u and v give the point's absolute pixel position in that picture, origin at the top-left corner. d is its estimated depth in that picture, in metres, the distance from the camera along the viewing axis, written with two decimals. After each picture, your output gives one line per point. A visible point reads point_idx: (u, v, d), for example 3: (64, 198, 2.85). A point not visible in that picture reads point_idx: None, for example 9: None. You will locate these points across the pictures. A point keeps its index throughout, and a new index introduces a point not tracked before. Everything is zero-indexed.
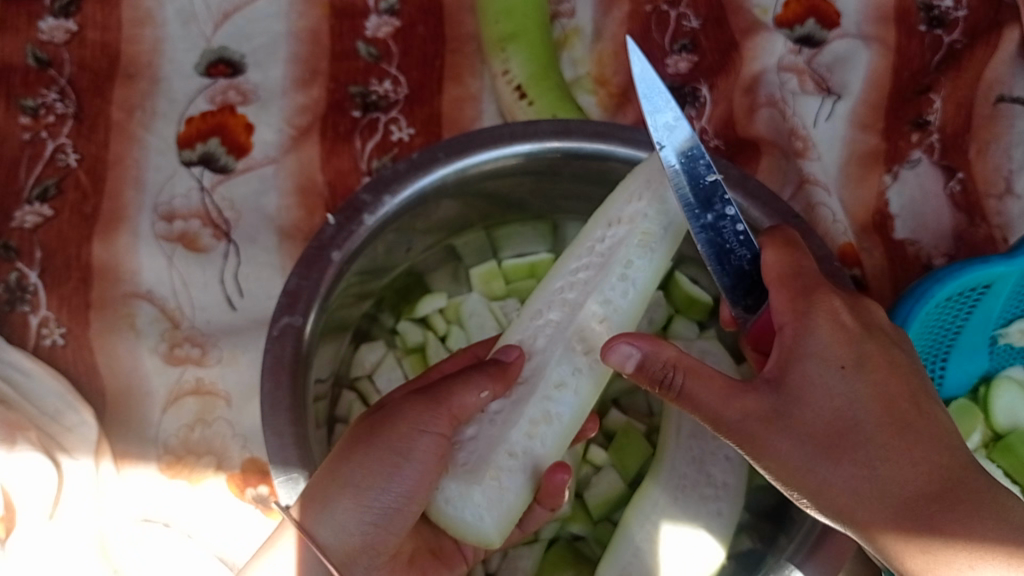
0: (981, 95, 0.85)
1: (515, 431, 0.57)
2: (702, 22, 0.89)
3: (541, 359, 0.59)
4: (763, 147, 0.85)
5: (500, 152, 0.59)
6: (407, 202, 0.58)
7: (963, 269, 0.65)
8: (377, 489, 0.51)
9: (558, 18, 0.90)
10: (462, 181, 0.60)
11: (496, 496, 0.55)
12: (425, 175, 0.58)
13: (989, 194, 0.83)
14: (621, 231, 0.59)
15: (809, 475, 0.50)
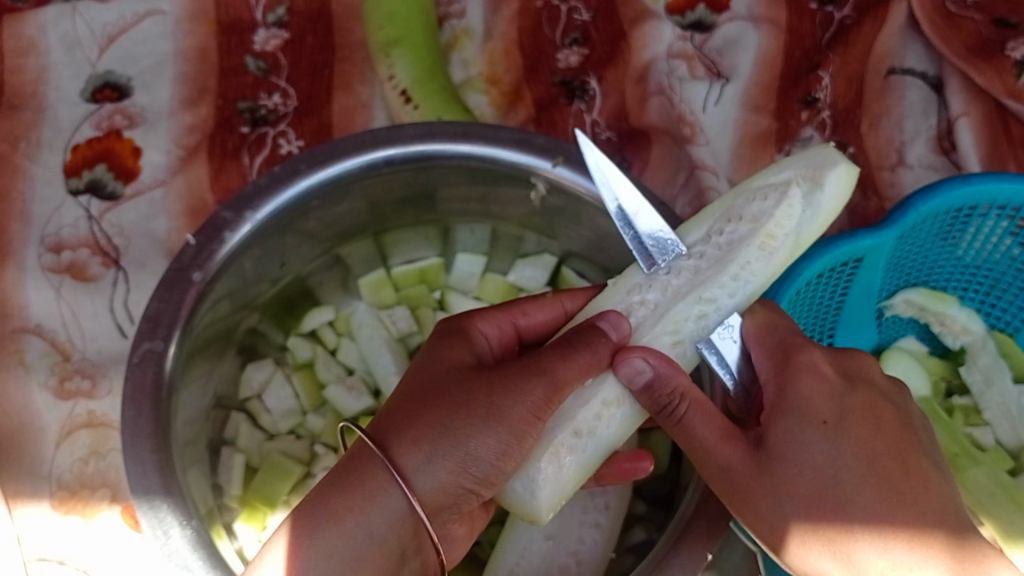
0: (871, 69, 0.86)
1: (584, 409, 0.54)
2: (593, 14, 0.89)
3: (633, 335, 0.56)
4: (654, 136, 0.84)
5: (364, 161, 0.58)
6: (272, 219, 0.57)
7: (829, 244, 0.65)
8: (471, 458, 0.50)
9: (448, 20, 0.90)
10: (330, 191, 0.59)
11: (554, 473, 0.53)
12: (288, 189, 0.57)
13: (880, 167, 0.84)
14: (743, 228, 0.57)
15: (768, 512, 0.49)
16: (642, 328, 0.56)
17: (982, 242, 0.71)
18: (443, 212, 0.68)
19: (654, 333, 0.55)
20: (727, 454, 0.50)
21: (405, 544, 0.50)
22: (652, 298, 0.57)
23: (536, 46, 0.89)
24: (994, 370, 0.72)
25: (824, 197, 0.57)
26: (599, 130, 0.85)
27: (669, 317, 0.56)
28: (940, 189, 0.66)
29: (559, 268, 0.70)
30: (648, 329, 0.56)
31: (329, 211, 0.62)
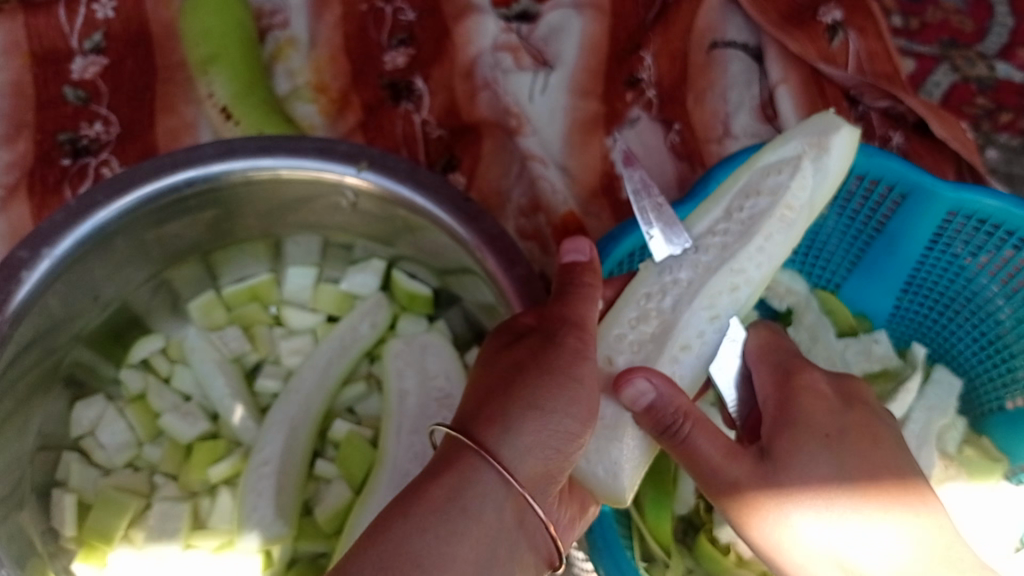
0: (693, 45, 0.87)
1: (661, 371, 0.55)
2: (418, 13, 0.89)
3: (669, 316, 0.57)
4: (484, 131, 0.85)
5: (163, 184, 0.56)
6: (72, 253, 0.55)
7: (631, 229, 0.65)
8: (556, 413, 0.48)
9: (271, 31, 0.88)
10: (134, 219, 0.57)
11: (630, 454, 0.54)
12: (86, 221, 0.55)
13: (708, 140, 0.86)
14: (763, 201, 0.59)
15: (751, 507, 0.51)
16: (662, 317, 0.57)
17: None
18: (267, 228, 0.67)
19: (692, 312, 0.56)
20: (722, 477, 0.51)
21: (512, 531, 0.45)
22: (668, 286, 0.58)
23: (362, 49, 0.88)
24: (819, 326, 0.71)
25: (829, 160, 0.60)
26: (429, 129, 0.85)
27: (703, 296, 0.57)
28: (734, 160, 0.67)
29: (388, 271, 0.69)
30: (671, 313, 0.57)
31: (139, 239, 0.60)
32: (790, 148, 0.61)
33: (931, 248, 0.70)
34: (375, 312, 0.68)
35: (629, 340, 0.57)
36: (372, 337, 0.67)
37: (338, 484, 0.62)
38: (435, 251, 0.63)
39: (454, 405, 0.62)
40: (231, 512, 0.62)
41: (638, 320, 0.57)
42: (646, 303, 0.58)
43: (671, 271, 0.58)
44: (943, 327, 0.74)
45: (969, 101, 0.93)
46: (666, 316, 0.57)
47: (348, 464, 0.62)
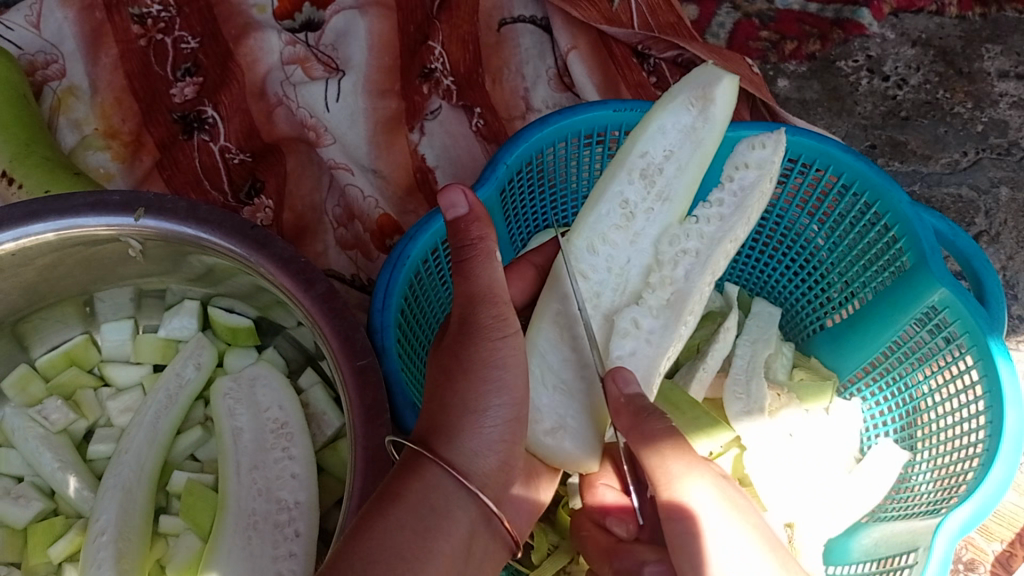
0: (483, 26, 0.88)
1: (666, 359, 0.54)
2: (199, 40, 0.86)
3: (682, 286, 0.55)
4: (286, 147, 0.84)
5: None
6: None
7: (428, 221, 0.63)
8: (489, 411, 0.47)
9: (47, 84, 0.84)
10: None
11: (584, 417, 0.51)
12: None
13: (513, 118, 0.87)
14: (672, 168, 0.56)
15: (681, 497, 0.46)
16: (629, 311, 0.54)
17: (589, 173, 0.74)
18: (69, 290, 0.65)
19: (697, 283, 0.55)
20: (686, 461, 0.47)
21: (479, 532, 0.46)
22: (599, 279, 0.56)
23: (146, 85, 0.85)
24: None
25: (716, 108, 0.55)
26: (230, 155, 0.83)
27: (712, 266, 0.55)
28: (521, 137, 0.65)
29: (204, 308, 0.68)
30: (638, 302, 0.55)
31: None
32: (673, 110, 0.56)
33: None
34: (200, 351, 0.66)
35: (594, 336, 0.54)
36: (200, 378, 0.66)
37: (187, 536, 0.61)
38: (238, 281, 0.62)
39: (291, 432, 0.61)
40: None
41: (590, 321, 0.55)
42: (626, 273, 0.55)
43: (596, 267, 0.56)
44: (755, 262, 0.77)
45: (754, 35, 0.96)
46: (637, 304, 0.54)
47: (194, 514, 0.60)
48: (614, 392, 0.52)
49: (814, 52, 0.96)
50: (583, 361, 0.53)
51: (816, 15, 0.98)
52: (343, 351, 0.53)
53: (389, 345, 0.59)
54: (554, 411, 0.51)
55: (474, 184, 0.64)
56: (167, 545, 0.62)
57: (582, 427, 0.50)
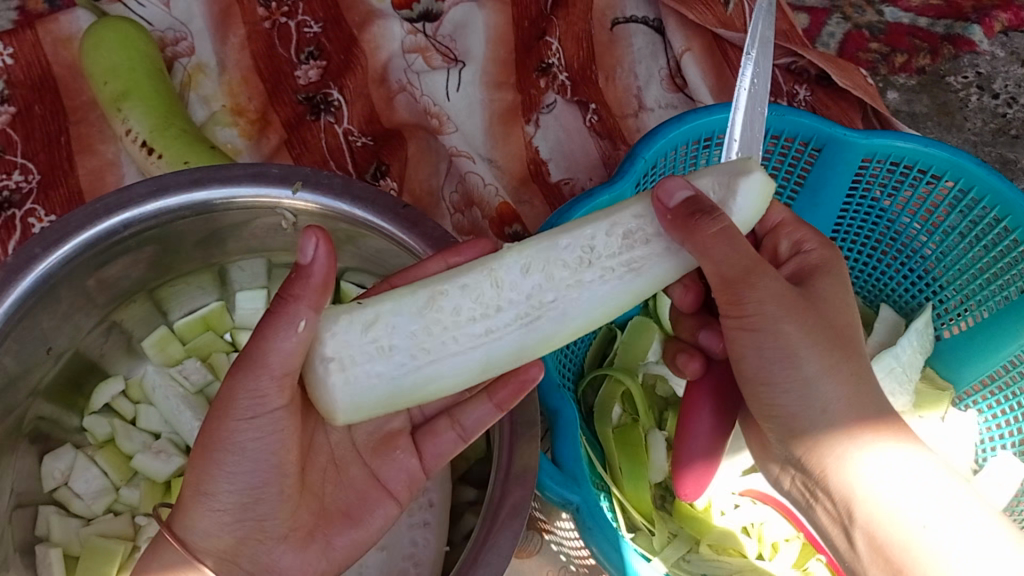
0: (596, 24, 0.90)
1: (449, 367, 0.47)
2: (322, 25, 0.89)
3: (520, 322, 0.48)
4: (408, 133, 0.86)
5: (100, 232, 0.55)
6: (17, 310, 0.53)
7: (574, 208, 0.64)
8: (212, 498, 0.48)
9: (177, 60, 0.87)
10: (73, 268, 0.56)
11: (380, 370, 0.47)
12: (27, 278, 0.53)
13: (625, 116, 0.88)
14: (638, 261, 0.50)
15: (794, 371, 0.54)
16: (503, 337, 0.48)
17: (716, 167, 0.75)
18: (205, 257, 0.66)
19: (533, 340, 0.49)
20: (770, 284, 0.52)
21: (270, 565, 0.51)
22: (509, 300, 0.48)
23: (272, 67, 0.88)
24: None
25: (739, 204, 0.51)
26: (352, 138, 0.85)
27: (541, 331, 0.49)
28: (657, 134, 0.68)
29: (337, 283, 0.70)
30: (518, 333, 0.48)
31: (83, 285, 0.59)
32: (704, 182, 0.51)
33: (850, 202, 0.75)
34: None
35: (456, 338, 0.47)
36: None
37: None
38: (381, 255, 0.64)
39: None
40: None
41: (461, 332, 0.47)
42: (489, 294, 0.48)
43: (514, 286, 0.48)
44: (870, 270, 0.78)
45: (864, 47, 0.97)
46: (506, 338, 0.48)
47: None
48: (453, 376, 0.48)
49: (924, 66, 0.97)
50: (425, 341, 0.47)
51: (926, 30, 0.99)
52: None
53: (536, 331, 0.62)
54: (358, 349, 0.46)
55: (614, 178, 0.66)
56: None
57: (364, 381, 0.46)
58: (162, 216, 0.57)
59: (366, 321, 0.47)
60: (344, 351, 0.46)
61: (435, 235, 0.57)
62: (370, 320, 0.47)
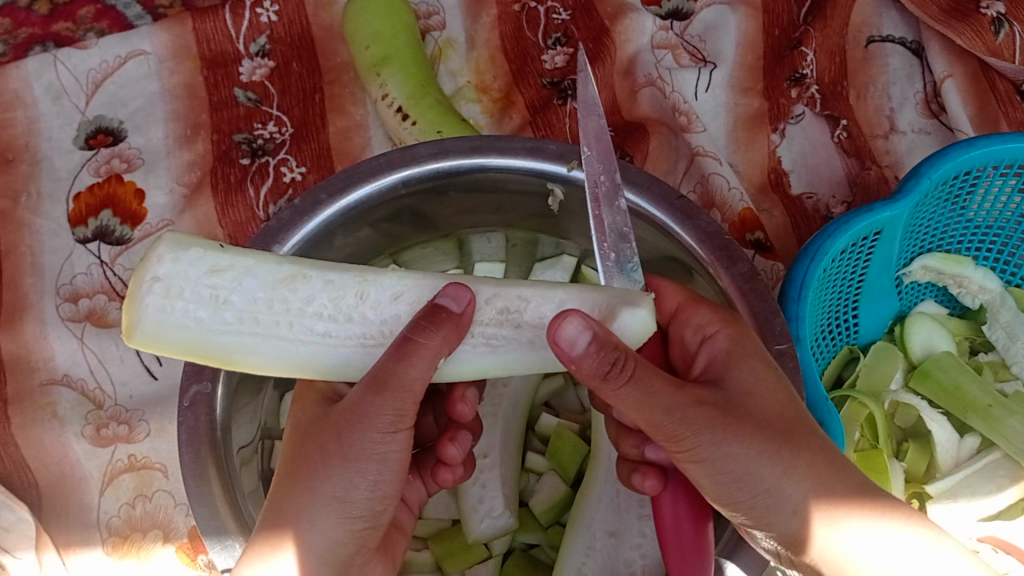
0: (851, 40, 0.86)
1: (274, 350, 0.49)
2: (571, 13, 0.88)
3: (287, 336, 0.49)
4: (650, 127, 0.85)
5: (382, 184, 0.58)
6: (300, 249, 0.58)
7: (851, 220, 0.64)
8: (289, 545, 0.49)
9: (429, 33, 0.89)
10: (354, 215, 0.59)
11: (170, 306, 0.47)
12: (311, 220, 0.57)
13: (875, 136, 0.85)
14: (543, 319, 0.51)
15: (749, 481, 0.47)
16: (339, 346, 0.50)
17: (994, 200, 0.73)
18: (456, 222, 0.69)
19: (297, 347, 0.50)
20: (677, 398, 0.46)
21: None
22: (363, 317, 0.51)
23: (519, 49, 0.88)
24: (1016, 324, 0.73)
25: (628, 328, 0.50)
26: None
27: (311, 343, 0.50)
28: (949, 153, 0.66)
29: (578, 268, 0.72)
30: (351, 351, 0.51)
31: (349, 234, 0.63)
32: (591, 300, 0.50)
33: None
34: None
35: (292, 325, 0.49)
36: None
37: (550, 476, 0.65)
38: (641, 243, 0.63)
39: None
40: (447, 503, 0.66)
41: (301, 324, 0.49)
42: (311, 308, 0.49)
43: (378, 306, 0.51)
44: None
45: None
46: (336, 349, 0.50)
47: (560, 456, 0.64)
48: (297, 360, 0.50)
49: None
50: (259, 313, 0.49)
51: None
52: (761, 336, 0.54)
53: (804, 335, 0.62)
54: (193, 286, 0.47)
55: (896, 194, 0.66)
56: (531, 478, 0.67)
57: (177, 319, 0.47)
58: (437, 177, 0.59)
59: (221, 271, 0.47)
60: (177, 279, 0.47)
61: (709, 230, 0.56)
62: (221, 268, 0.47)
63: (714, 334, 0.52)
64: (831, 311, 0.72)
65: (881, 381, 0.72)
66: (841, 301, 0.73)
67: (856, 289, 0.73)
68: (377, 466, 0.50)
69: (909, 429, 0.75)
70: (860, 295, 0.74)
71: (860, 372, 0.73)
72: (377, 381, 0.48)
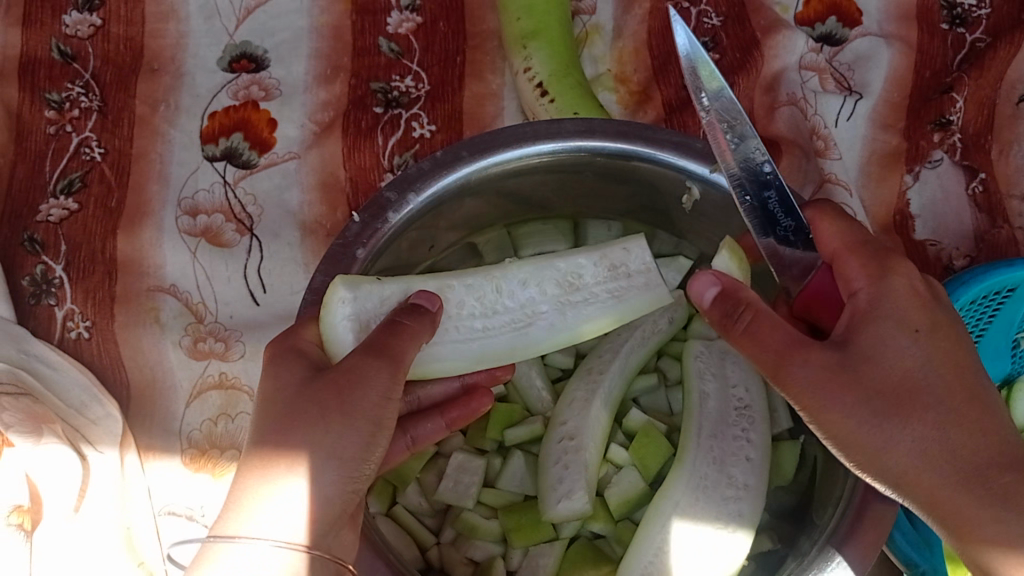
0: (1003, 95, 0.82)
1: (444, 344, 0.59)
2: (723, 19, 0.87)
3: (461, 326, 0.59)
4: (784, 146, 0.83)
5: (523, 152, 0.61)
6: (433, 199, 0.61)
7: (986, 271, 0.68)
8: (279, 504, 0.49)
9: (578, 15, 0.89)
10: (487, 177, 0.62)
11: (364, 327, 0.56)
12: (450, 174, 0.61)
13: (1011, 195, 0.81)
14: (635, 282, 0.61)
15: (863, 446, 0.48)
16: (496, 335, 0.60)
17: None
18: (582, 205, 0.71)
19: (473, 342, 0.59)
20: (808, 355, 0.49)
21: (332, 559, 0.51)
22: (506, 307, 0.61)
23: (665, 47, 0.88)
24: None
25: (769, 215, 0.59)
26: None
27: (478, 337, 0.60)
28: None
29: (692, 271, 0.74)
30: (510, 336, 0.60)
31: (477, 198, 0.66)
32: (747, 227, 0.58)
33: None
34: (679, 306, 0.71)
35: (455, 326, 0.59)
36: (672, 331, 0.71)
37: (630, 473, 0.69)
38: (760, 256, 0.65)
39: (752, 416, 0.66)
40: (524, 478, 0.70)
41: (460, 323, 0.60)
42: (474, 301, 0.60)
43: (514, 296, 0.61)
44: None
45: None
46: (495, 338, 0.60)
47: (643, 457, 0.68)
48: (471, 356, 0.59)
49: None
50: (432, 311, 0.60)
51: None
52: None
53: None
54: (375, 317, 0.56)
55: None
56: (610, 470, 0.70)
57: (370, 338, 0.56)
58: (575, 155, 0.62)
59: (391, 294, 0.57)
60: (363, 313, 0.56)
61: None
62: (392, 298, 0.57)
63: (856, 290, 0.51)
64: None
65: None
66: None
67: (972, 345, 0.75)
68: (370, 428, 0.51)
69: None
70: (973, 354, 0.76)
71: None
72: (376, 349, 0.51)
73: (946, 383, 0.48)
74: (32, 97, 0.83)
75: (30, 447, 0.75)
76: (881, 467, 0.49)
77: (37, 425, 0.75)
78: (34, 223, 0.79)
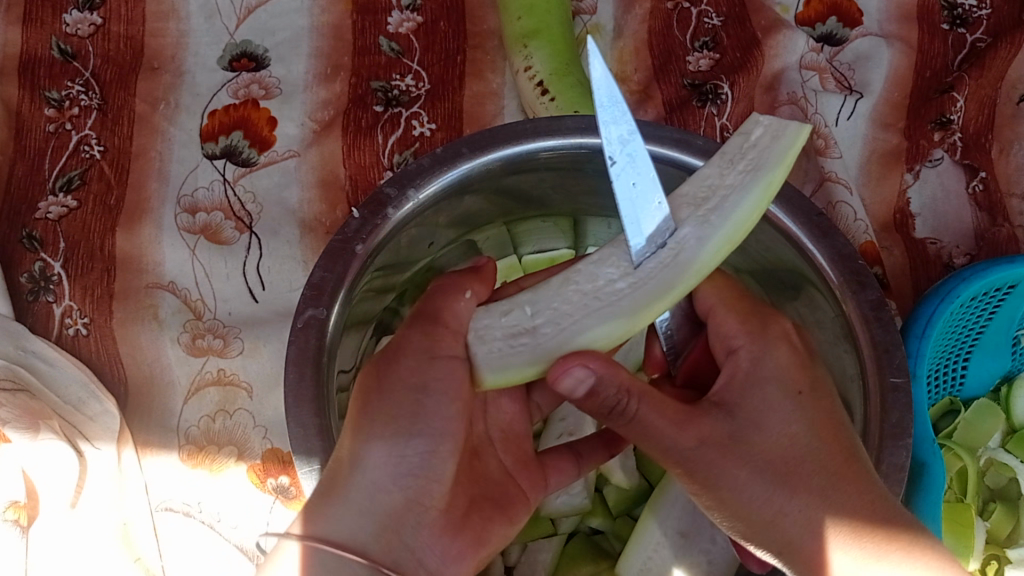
0: (1003, 95, 0.82)
1: (597, 320, 0.49)
2: (723, 20, 0.87)
3: (608, 293, 0.49)
4: None
5: (524, 148, 0.61)
6: (435, 196, 0.61)
7: (986, 268, 0.68)
8: None
9: (579, 15, 0.89)
10: (487, 174, 0.62)
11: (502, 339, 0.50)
12: (451, 170, 0.61)
13: (1011, 194, 0.81)
14: (763, 144, 0.49)
15: (760, 515, 0.48)
16: (650, 279, 0.48)
17: None
18: (582, 203, 0.71)
19: (621, 303, 0.48)
20: (682, 436, 0.48)
21: None
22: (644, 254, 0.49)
23: (666, 48, 0.88)
24: None
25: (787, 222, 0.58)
26: (727, 135, 0.83)
27: (636, 292, 0.48)
28: None
29: None
30: (660, 273, 0.48)
31: (478, 196, 0.66)
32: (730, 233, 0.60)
33: None
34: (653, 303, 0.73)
35: (597, 296, 0.49)
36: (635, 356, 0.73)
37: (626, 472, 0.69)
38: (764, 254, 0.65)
39: None
40: None
41: (601, 291, 0.49)
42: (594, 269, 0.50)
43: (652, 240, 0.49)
44: None
45: None
46: (649, 283, 0.48)
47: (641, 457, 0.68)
48: (631, 313, 0.48)
49: None
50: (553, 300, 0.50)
51: None
52: (878, 365, 0.55)
53: (920, 372, 0.67)
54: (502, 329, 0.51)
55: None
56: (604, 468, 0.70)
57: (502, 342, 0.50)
58: (576, 151, 0.62)
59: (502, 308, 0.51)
60: (488, 328, 0.51)
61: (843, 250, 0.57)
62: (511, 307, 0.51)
63: (738, 348, 0.52)
64: (944, 356, 0.74)
65: (977, 437, 0.75)
66: (957, 349, 0.75)
67: (972, 342, 0.75)
68: None
69: (997, 492, 0.78)
70: (973, 352, 0.76)
71: (959, 424, 0.76)
72: None
73: (828, 444, 0.48)
74: (32, 94, 0.83)
75: (28, 443, 0.76)
76: (777, 539, 0.48)
77: (35, 420, 0.76)
78: (33, 220, 0.80)
